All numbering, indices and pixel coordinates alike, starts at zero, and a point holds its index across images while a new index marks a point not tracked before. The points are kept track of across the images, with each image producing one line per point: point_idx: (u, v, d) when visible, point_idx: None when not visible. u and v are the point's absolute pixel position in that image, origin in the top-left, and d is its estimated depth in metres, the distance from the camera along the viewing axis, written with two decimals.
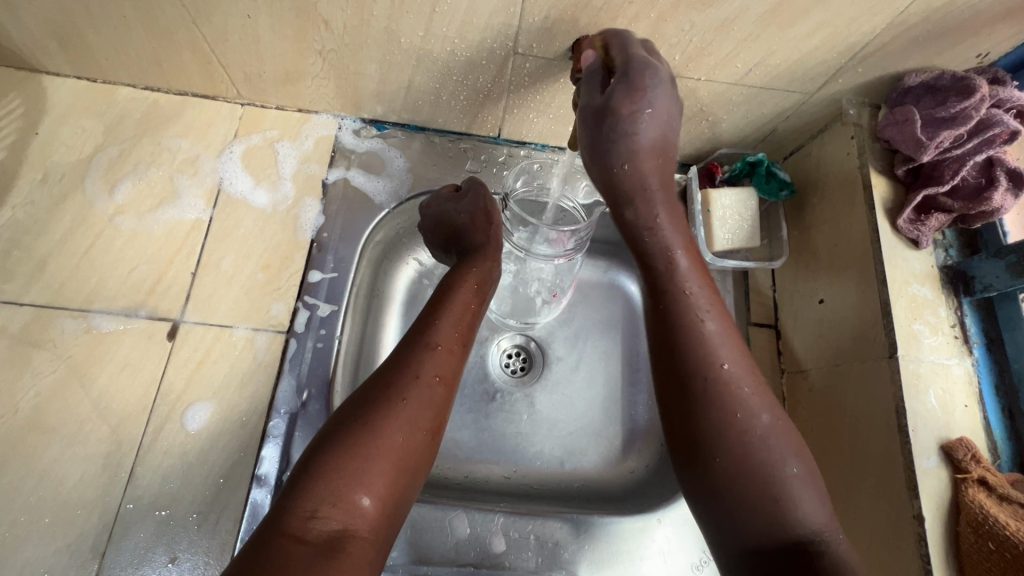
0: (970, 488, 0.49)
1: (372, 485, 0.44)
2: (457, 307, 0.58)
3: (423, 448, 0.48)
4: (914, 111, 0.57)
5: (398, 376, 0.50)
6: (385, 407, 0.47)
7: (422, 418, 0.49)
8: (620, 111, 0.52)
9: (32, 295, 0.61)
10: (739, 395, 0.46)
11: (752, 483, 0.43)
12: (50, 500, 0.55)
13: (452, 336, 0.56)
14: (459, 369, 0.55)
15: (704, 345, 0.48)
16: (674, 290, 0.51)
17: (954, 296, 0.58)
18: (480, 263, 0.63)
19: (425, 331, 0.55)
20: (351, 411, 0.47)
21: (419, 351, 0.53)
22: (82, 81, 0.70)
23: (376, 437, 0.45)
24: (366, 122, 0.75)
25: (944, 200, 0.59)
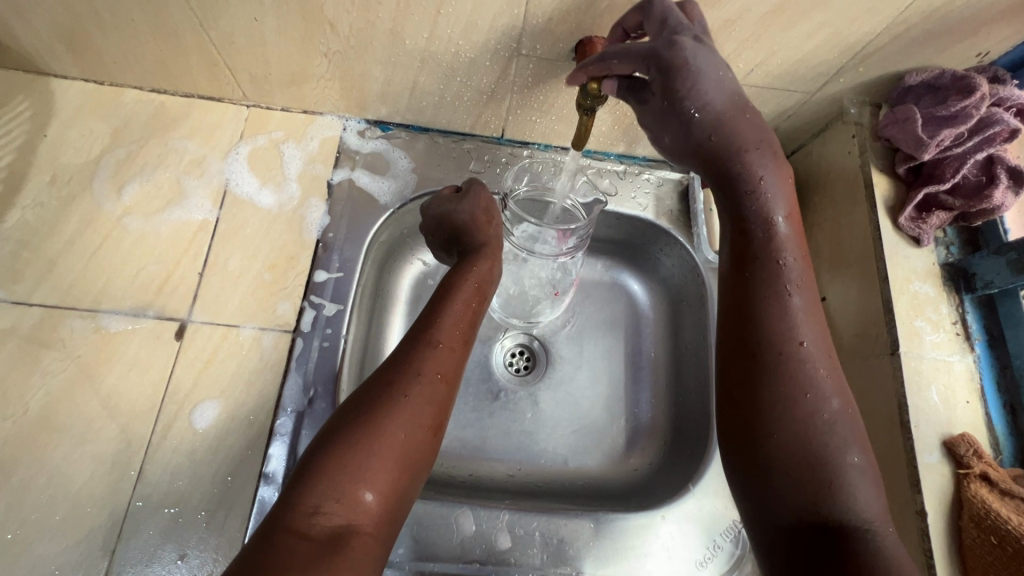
0: (972, 483, 0.50)
1: (376, 481, 0.44)
2: (458, 305, 0.59)
3: (426, 445, 0.49)
4: (914, 110, 0.57)
5: (401, 373, 0.51)
6: (387, 404, 0.48)
7: (424, 415, 0.49)
8: (677, 94, 0.49)
9: (41, 296, 0.62)
10: (814, 376, 0.46)
11: (808, 459, 0.44)
12: (60, 499, 0.55)
13: (454, 335, 0.56)
14: (460, 368, 0.56)
15: (784, 322, 0.48)
16: (762, 263, 0.50)
17: (956, 293, 0.58)
18: (480, 264, 0.63)
19: (426, 330, 0.56)
20: (354, 408, 0.48)
21: (421, 350, 0.53)
22: (90, 84, 0.71)
23: (379, 434, 0.46)
24: (370, 123, 0.75)
25: (945, 198, 0.59)
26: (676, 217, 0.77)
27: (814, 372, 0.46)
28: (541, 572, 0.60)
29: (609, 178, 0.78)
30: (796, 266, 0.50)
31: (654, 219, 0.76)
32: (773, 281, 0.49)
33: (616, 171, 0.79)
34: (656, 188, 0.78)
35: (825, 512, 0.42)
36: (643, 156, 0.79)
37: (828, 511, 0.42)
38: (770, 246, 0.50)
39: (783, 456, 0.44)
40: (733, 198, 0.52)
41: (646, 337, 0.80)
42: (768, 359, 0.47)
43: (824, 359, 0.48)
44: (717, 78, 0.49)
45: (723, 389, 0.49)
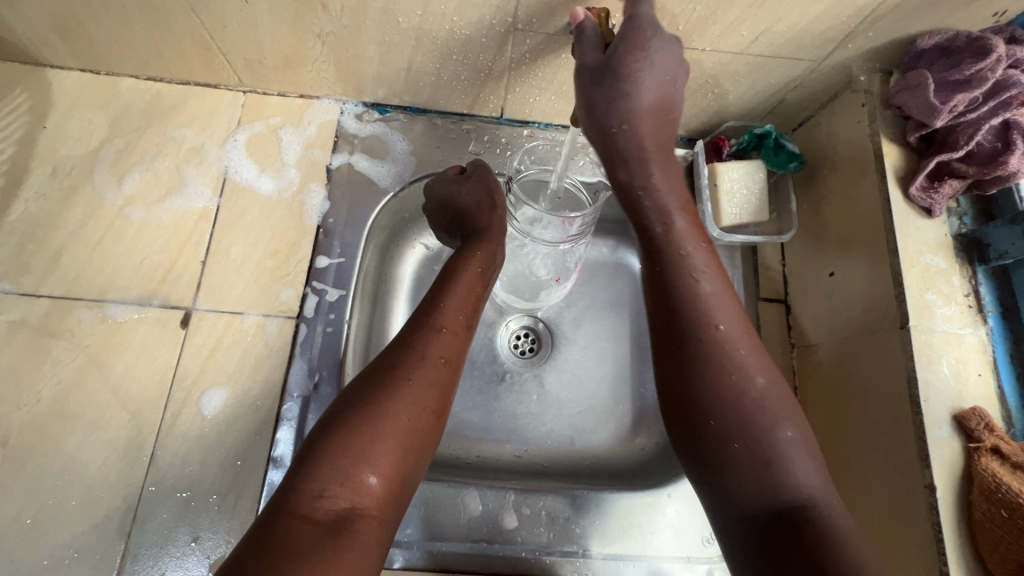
0: (982, 457, 0.49)
1: (379, 465, 0.44)
2: (461, 289, 0.58)
3: (429, 428, 0.49)
4: (926, 75, 0.55)
5: (404, 357, 0.51)
6: (390, 388, 0.48)
7: (428, 400, 0.49)
8: (621, 70, 0.51)
9: (49, 288, 0.63)
10: (734, 355, 0.48)
11: (742, 444, 0.45)
12: (76, 484, 0.57)
13: (457, 319, 0.56)
14: (463, 352, 0.55)
15: (693, 307, 0.50)
16: (670, 255, 0.53)
17: (968, 265, 0.57)
18: (486, 247, 0.63)
19: (430, 314, 0.55)
20: (357, 392, 0.48)
21: (425, 333, 0.53)
22: (86, 74, 0.70)
23: (382, 418, 0.46)
24: (368, 106, 0.74)
25: (958, 165, 0.57)
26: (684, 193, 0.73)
27: (734, 354, 0.48)
28: (547, 550, 0.60)
29: None
30: (701, 255, 0.53)
31: None
32: (678, 269, 0.52)
33: None
34: None
35: (770, 495, 0.43)
36: None
37: (774, 491, 0.43)
38: (671, 239, 0.53)
39: (724, 443, 0.45)
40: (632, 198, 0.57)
41: (651, 318, 0.79)
42: (692, 346, 0.49)
43: (741, 338, 0.50)
44: (660, 78, 0.53)
45: (664, 383, 0.50)
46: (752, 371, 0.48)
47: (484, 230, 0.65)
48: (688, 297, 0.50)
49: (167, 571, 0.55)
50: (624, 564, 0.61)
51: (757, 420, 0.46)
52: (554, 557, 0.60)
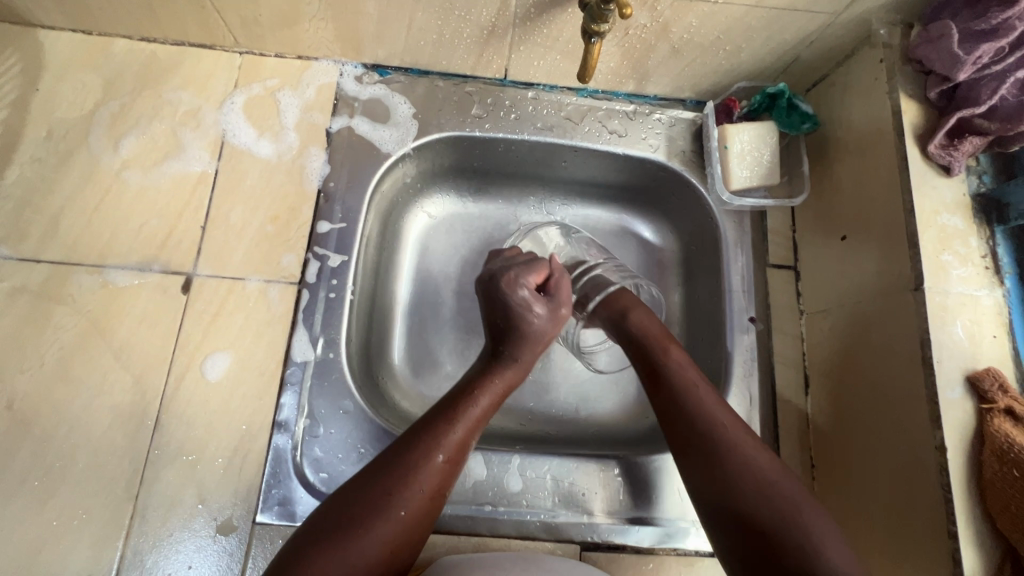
0: (995, 418, 0.48)
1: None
2: (473, 411, 0.53)
3: (404, 557, 0.46)
4: (950, 26, 0.52)
5: (401, 483, 0.46)
6: (372, 514, 0.45)
7: (407, 532, 0.46)
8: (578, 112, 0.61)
9: (48, 253, 0.62)
10: (743, 443, 0.50)
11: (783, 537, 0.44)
12: (82, 448, 0.57)
13: (462, 448, 0.51)
14: (456, 475, 0.51)
15: (684, 403, 0.53)
16: (660, 347, 0.58)
17: (986, 226, 0.55)
18: (511, 368, 0.58)
19: (435, 435, 0.50)
20: (343, 505, 0.45)
21: (425, 458, 0.48)
22: (78, 34, 0.68)
23: (356, 545, 0.43)
24: (368, 68, 0.72)
25: (980, 121, 0.54)
26: (690, 159, 0.72)
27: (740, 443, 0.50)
28: (553, 514, 0.61)
29: (617, 120, 0.73)
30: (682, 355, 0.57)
31: (665, 161, 0.72)
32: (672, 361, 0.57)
33: (625, 111, 0.74)
34: (668, 128, 0.73)
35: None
36: (654, 95, 0.74)
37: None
38: (661, 342, 0.59)
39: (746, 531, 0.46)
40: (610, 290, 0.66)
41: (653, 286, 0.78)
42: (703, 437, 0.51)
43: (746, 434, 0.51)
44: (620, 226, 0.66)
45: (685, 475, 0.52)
46: (764, 460, 0.49)
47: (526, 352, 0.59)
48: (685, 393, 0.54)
49: (175, 533, 0.56)
50: (629, 527, 0.61)
51: (764, 496, 0.47)
52: (559, 520, 0.60)
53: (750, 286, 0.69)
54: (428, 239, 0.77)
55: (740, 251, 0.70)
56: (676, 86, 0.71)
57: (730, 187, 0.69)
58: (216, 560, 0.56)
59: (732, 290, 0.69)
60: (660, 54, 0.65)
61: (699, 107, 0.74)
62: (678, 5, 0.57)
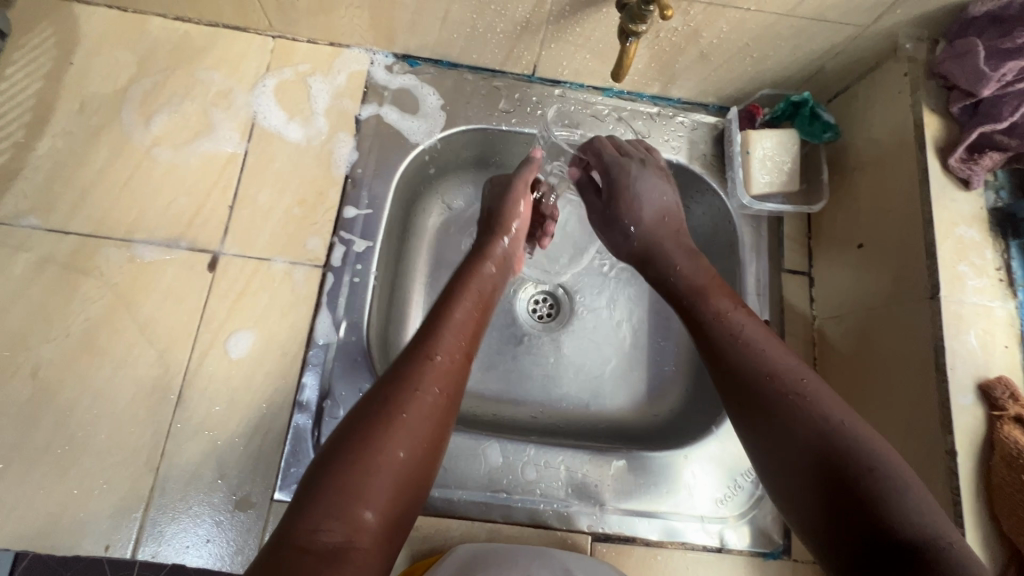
0: (1005, 425, 0.49)
1: (377, 498, 0.41)
2: (460, 313, 0.55)
3: (426, 463, 0.45)
4: (976, 43, 0.54)
5: (396, 386, 0.47)
6: (384, 425, 0.44)
7: (425, 432, 0.46)
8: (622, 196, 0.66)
9: (76, 225, 0.62)
10: (774, 369, 0.48)
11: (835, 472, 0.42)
12: (105, 418, 0.58)
13: (455, 345, 0.52)
14: (461, 380, 0.51)
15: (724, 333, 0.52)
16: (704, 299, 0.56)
17: (1001, 238, 0.56)
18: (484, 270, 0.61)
19: (424, 342, 0.51)
20: (350, 427, 0.44)
21: (418, 362, 0.49)
22: (113, 11, 0.69)
23: (378, 453, 0.42)
24: (398, 57, 0.73)
25: (1000, 137, 0.56)
26: (710, 162, 0.73)
27: (806, 391, 0.46)
28: (565, 503, 0.62)
29: (641, 121, 0.74)
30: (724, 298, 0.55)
31: (687, 164, 0.73)
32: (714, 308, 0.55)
33: (649, 113, 0.75)
34: (690, 131, 0.74)
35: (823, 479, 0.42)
36: (678, 98, 0.75)
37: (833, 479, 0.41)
38: (706, 299, 0.56)
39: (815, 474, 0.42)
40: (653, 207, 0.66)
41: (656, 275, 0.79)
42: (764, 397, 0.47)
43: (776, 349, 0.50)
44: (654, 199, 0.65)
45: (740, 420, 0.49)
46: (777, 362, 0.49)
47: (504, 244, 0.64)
48: (743, 354, 0.50)
49: (193, 506, 0.57)
50: (639, 520, 0.62)
51: (771, 385, 0.47)
52: (571, 510, 0.62)
53: (766, 290, 0.70)
54: (447, 230, 0.78)
55: (756, 254, 0.71)
56: (701, 91, 0.73)
57: (751, 192, 0.70)
58: (233, 535, 0.56)
59: (747, 293, 0.70)
60: (688, 58, 0.66)
61: (721, 112, 0.76)
62: (711, 10, 0.58)
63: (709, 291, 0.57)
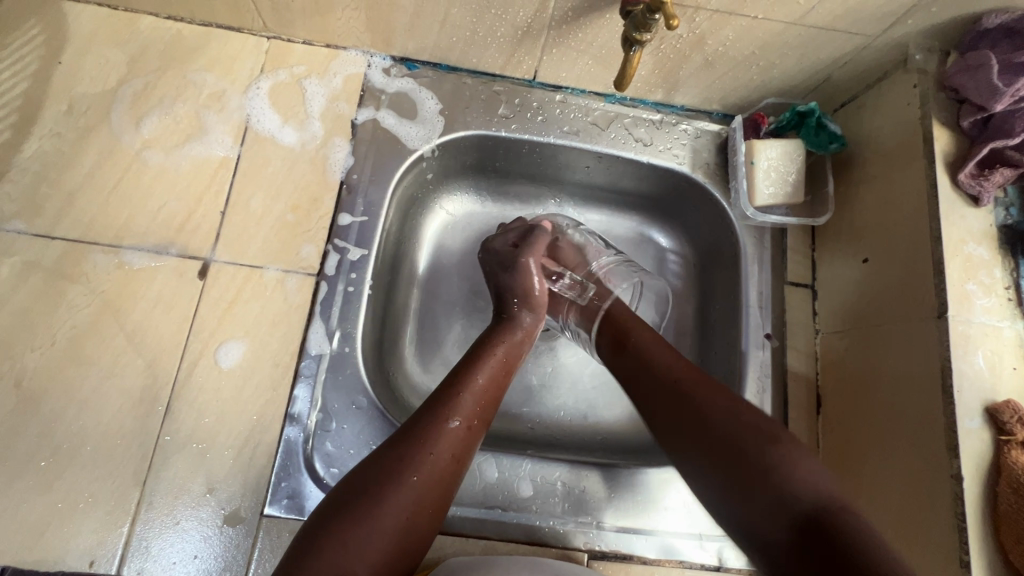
0: (1012, 450, 0.48)
1: (372, 560, 0.42)
2: (482, 378, 0.55)
3: (424, 529, 0.46)
4: (990, 56, 0.53)
5: (413, 448, 0.47)
6: (390, 485, 0.44)
7: (430, 497, 0.46)
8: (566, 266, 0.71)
9: (63, 230, 0.61)
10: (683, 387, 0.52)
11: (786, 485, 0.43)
12: (90, 430, 0.56)
13: (473, 411, 0.52)
14: (474, 445, 0.51)
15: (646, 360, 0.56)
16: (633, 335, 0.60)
17: (1011, 257, 0.55)
18: (515, 337, 0.61)
19: (445, 402, 0.51)
20: (358, 483, 0.45)
21: (435, 423, 0.49)
22: (103, 9, 0.67)
23: (380, 513, 0.43)
24: (396, 60, 0.71)
25: (1011, 153, 0.54)
26: (714, 171, 0.72)
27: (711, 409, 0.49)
28: (562, 520, 0.61)
29: (644, 128, 0.73)
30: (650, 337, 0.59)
31: (690, 173, 0.72)
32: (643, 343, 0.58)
33: (651, 120, 0.73)
34: (693, 139, 0.73)
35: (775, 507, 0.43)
36: (681, 105, 0.73)
37: (785, 511, 0.42)
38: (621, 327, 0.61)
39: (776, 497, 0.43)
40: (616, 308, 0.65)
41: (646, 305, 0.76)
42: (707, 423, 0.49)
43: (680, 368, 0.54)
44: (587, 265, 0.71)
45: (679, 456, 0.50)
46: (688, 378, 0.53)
47: (526, 318, 0.63)
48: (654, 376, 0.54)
49: (181, 521, 0.55)
50: (636, 537, 0.61)
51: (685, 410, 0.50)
52: (567, 527, 0.60)
53: (767, 302, 0.69)
54: (444, 236, 0.77)
55: (759, 265, 0.70)
56: (705, 99, 0.71)
57: (755, 203, 0.69)
58: (221, 551, 0.55)
59: (749, 305, 0.68)
60: (692, 65, 0.65)
61: (725, 120, 0.74)
62: (717, 17, 0.57)
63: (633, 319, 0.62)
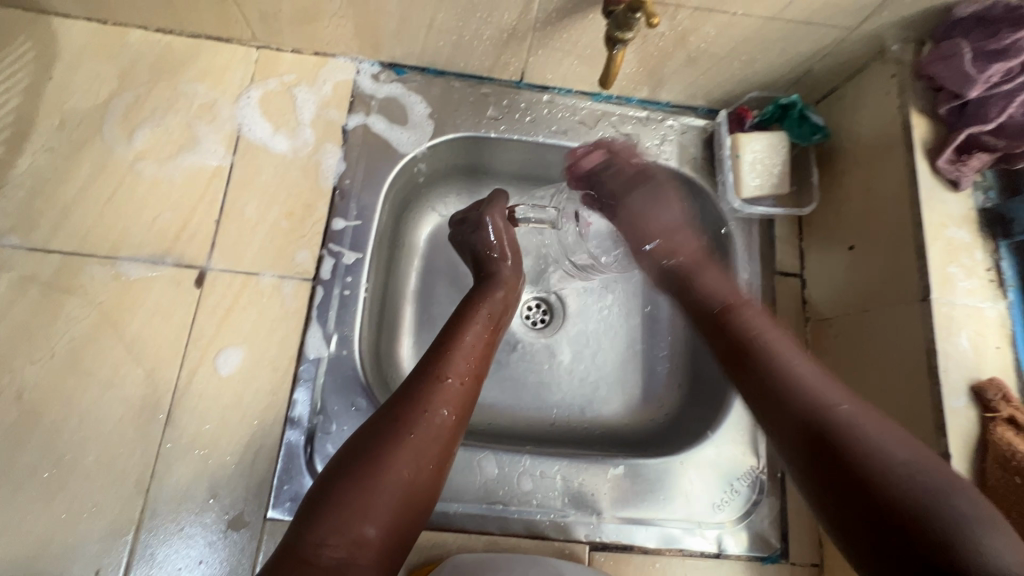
0: (998, 427, 0.49)
1: (380, 515, 0.43)
2: (470, 338, 0.56)
3: (429, 483, 0.47)
4: (962, 44, 0.54)
5: (408, 407, 0.48)
6: (391, 445, 0.45)
7: (431, 452, 0.47)
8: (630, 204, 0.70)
9: (59, 243, 0.61)
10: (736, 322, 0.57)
11: (807, 415, 0.46)
12: (92, 440, 0.57)
13: (464, 369, 0.53)
14: (471, 403, 0.52)
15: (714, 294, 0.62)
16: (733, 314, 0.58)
17: (991, 239, 0.56)
18: (497, 295, 0.62)
19: (434, 363, 0.52)
20: (357, 447, 0.46)
21: (429, 383, 0.50)
22: (92, 24, 0.68)
23: (382, 471, 0.44)
24: (385, 66, 0.72)
25: (988, 138, 0.55)
26: (701, 166, 0.73)
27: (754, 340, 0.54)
28: (562, 514, 0.61)
29: (631, 125, 0.74)
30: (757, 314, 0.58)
31: (678, 167, 0.73)
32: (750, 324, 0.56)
33: (638, 117, 0.75)
34: (680, 135, 0.74)
35: (802, 424, 0.46)
36: (667, 101, 0.74)
37: (807, 428, 0.46)
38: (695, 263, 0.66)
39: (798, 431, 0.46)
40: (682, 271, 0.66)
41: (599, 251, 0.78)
42: (757, 377, 0.52)
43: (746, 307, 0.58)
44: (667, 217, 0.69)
45: (771, 431, 0.49)
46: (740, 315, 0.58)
47: (507, 268, 0.66)
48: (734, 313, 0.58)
49: (185, 526, 0.56)
50: (636, 528, 0.62)
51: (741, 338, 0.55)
52: (568, 520, 0.61)
53: (758, 293, 0.70)
54: (436, 237, 0.77)
55: (749, 257, 0.71)
56: (690, 95, 0.72)
57: (741, 196, 0.70)
58: (226, 556, 0.56)
59: None
60: (676, 62, 0.66)
61: (711, 115, 0.75)
62: (697, 15, 0.58)
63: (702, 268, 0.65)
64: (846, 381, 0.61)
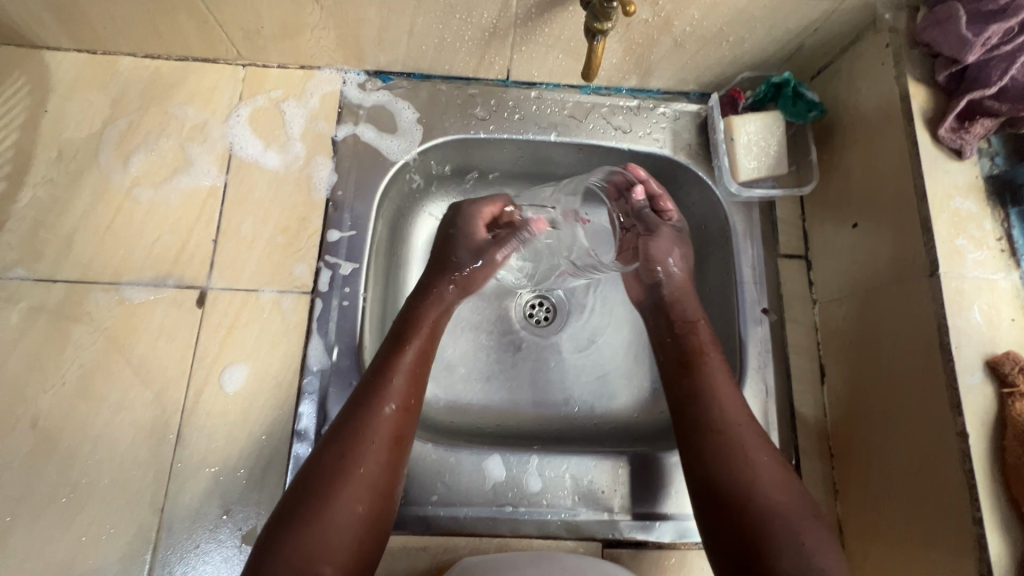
0: (1016, 401, 0.48)
1: (333, 554, 0.45)
2: (409, 359, 0.56)
3: (382, 513, 0.49)
4: (957, 7, 0.52)
5: (348, 442, 0.49)
6: (332, 485, 0.47)
7: (378, 483, 0.49)
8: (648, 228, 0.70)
9: (64, 273, 0.63)
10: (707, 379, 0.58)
11: (755, 496, 0.49)
12: (107, 463, 0.58)
13: (405, 393, 0.54)
14: (412, 425, 0.54)
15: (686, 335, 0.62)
16: (703, 360, 0.59)
17: (1000, 207, 0.54)
18: (442, 303, 0.63)
19: (374, 390, 0.53)
20: (302, 489, 0.47)
21: (367, 413, 0.51)
22: (83, 55, 0.69)
23: (330, 512, 0.46)
24: (371, 74, 0.72)
25: (991, 103, 0.54)
26: (696, 152, 0.72)
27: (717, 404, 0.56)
28: (573, 513, 0.61)
29: (622, 116, 0.73)
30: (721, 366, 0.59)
31: (673, 155, 0.72)
32: (709, 376, 0.58)
33: (629, 107, 0.73)
34: (673, 122, 0.73)
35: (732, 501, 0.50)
36: (658, 88, 0.73)
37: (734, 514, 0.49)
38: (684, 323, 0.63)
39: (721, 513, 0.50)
40: (682, 316, 0.64)
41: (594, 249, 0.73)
42: (713, 442, 0.53)
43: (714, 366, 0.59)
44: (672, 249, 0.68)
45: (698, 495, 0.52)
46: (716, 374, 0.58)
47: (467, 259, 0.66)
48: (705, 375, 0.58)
49: (201, 543, 0.57)
50: (650, 523, 0.61)
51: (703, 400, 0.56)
52: (579, 519, 0.61)
53: (763, 278, 0.68)
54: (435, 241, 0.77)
55: (750, 241, 0.69)
56: (680, 79, 0.71)
57: (739, 179, 0.69)
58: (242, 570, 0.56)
59: (744, 281, 0.68)
60: (662, 48, 0.65)
61: (703, 100, 0.74)
62: None
63: (698, 322, 0.63)
64: (857, 362, 0.60)
